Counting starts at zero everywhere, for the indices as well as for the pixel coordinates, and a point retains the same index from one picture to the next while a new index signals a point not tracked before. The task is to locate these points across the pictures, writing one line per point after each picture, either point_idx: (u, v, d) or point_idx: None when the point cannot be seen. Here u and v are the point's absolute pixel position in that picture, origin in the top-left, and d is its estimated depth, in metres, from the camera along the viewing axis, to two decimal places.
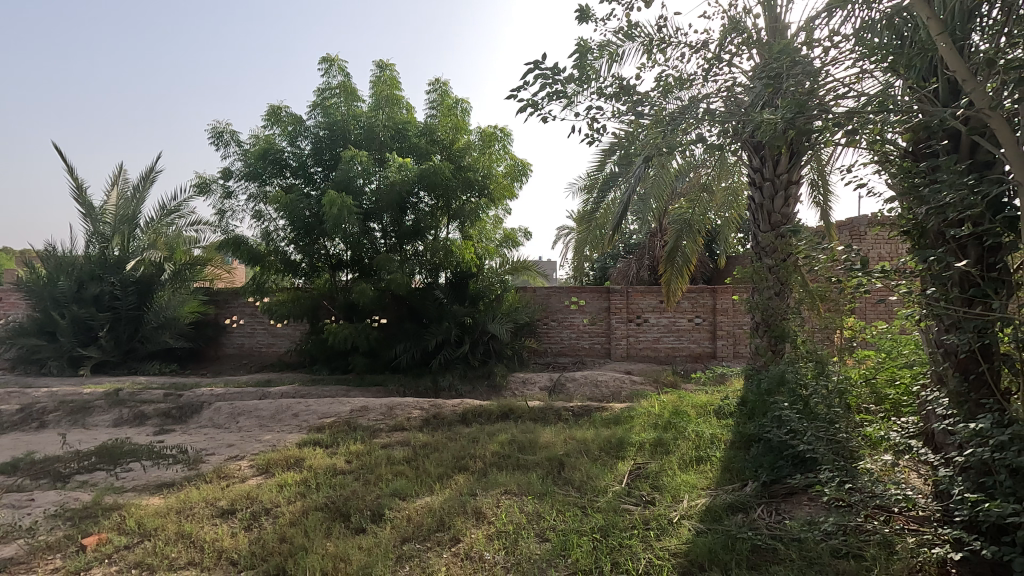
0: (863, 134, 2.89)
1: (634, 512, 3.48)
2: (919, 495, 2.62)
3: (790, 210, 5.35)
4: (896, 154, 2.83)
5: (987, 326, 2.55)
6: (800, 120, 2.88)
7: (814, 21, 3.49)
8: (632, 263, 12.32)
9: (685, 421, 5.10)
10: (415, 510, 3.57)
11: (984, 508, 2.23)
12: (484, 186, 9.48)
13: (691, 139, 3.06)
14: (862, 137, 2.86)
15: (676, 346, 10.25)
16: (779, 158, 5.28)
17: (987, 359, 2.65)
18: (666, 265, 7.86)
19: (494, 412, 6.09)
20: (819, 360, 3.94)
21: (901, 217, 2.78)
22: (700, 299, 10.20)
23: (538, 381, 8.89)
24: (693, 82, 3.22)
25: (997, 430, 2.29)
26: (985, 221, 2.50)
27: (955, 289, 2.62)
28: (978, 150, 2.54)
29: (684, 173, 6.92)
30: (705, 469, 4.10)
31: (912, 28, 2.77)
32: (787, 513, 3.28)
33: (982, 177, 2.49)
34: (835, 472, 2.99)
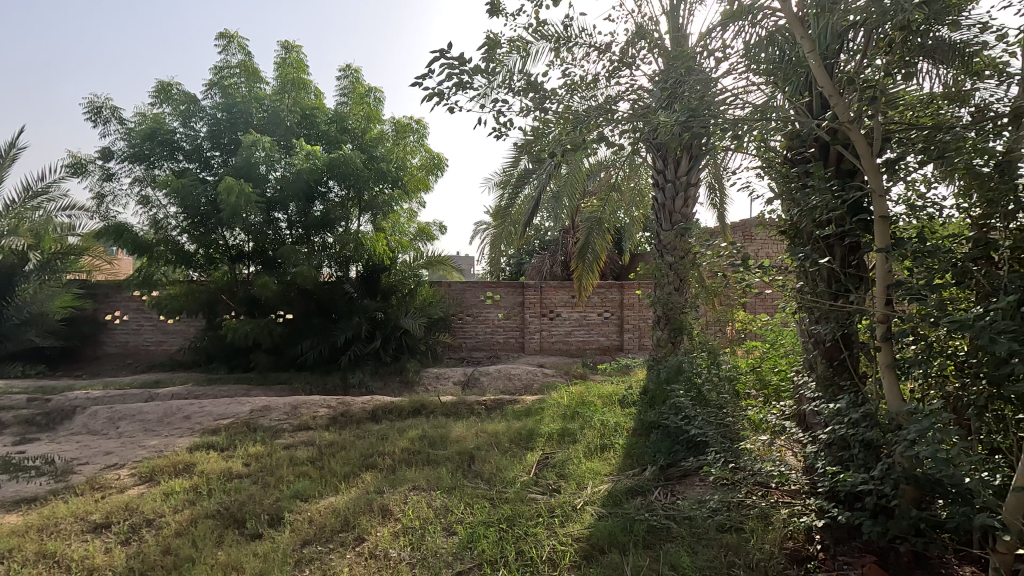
0: (749, 140, 3.11)
1: (540, 500, 3.57)
2: (790, 471, 2.90)
3: (688, 210, 5.68)
4: (775, 162, 3.10)
5: (848, 317, 2.86)
6: (693, 124, 3.08)
7: (707, 34, 3.74)
8: (546, 260, 12.60)
9: (591, 411, 5.30)
10: (317, 512, 3.43)
11: (840, 478, 2.51)
12: (398, 177, 9.25)
13: (594, 138, 3.16)
14: (748, 144, 3.09)
15: (586, 339, 10.61)
16: (679, 161, 5.60)
17: (847, 346, 2.98)
18: (578, 261, 8.08)
19: (405, 408, 5.99)
20: (710, 350, 4.27)
21: (780, 218, 3.06)
22: (608, 294, 10.67)
23: (452, 376, 8.73)
24: (599, 83, 3.33)
25: (852, 409, 2.61)
26: (846, 223, 2.79)
27: (822, 285, 2.93)
28: (842, 160, 2.85)
29: (595, 171, 7.13)
30: (608, 456, 4.27)
31: (791, 46, 3.06)
32: (681, 494, 3.49)
33: (844, 184, 2.78)
34: (721, 453, 3.24)
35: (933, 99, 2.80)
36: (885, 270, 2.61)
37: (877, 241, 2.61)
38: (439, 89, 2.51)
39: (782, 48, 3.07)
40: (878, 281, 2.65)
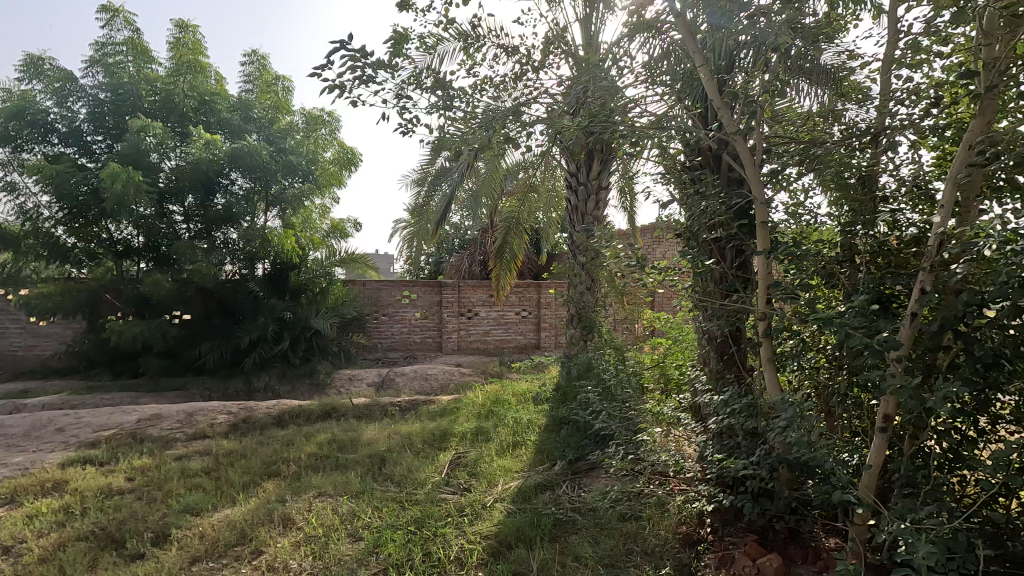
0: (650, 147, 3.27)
1: (450, 500, 3.56)
2: (685, 459, 3.08)
3: (600, 212, 5.89)
4: (671, 169, 3.29)
5: (736, 315, 3.08)
6: (597, 129, 3.19)
7: (615, 44, 3.89)
8: (464, 258, 12.59)
9: (505, 408, 5.36)
10: (210, 526, 3.21)
11: (726, 465, 2.70)
12: (309, 172, 8.95)
13: (504, 139, 3.18)
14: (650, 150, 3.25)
15: (504, 338, 10.72)
16: (591, 164, 5.79)
17: (737, 341, 3.20)
18: (495, 260, 8.11)
19: (314, 411, 5.76)
20: (616, 347, 4.45)
21: (678, 222, 3.24)
22: (526, 293, 10.85)
23: (366, 378, 8.44)
24: (510, 84, 3.36)
25: (737, 400, 2.82)
26: (734, 227, 3.01)
27: (713, 285, 3.15)
28: (730, 169, 3.08)
29: (513, 172, 7.20)
30: (520, 452, 4.34)
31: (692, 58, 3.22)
32: (587, 486, 3.61)
33: (732, 192, 3.00)
34: (623, 445, 3.39)
35: (810, 116, 3.08)
36: (766, 271, 2.85)
37: (759, 243, 2.84)
38: (340, 81, 2.43)
39: (680, 60, 3.24)
40: (761, 281, 2.87)
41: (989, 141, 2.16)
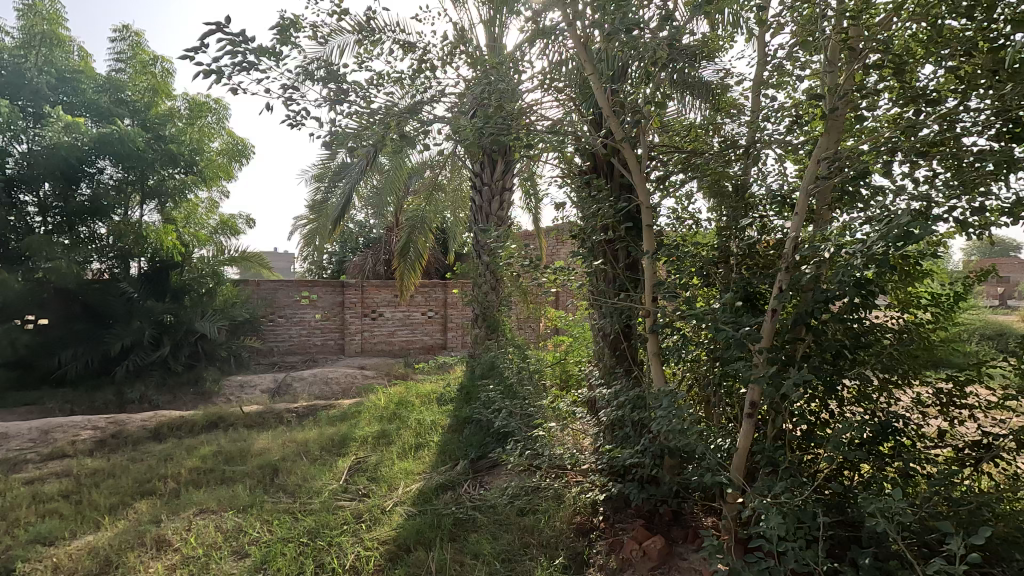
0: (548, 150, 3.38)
1: (348, 507, 3.45)
2: (580, 452, 3.21)
3: (504, 213, 5.98)
4: (567, 173, 3.41)
5: (628, 312, 3.28)
6: (491, 130, 3.25)
7: (517, 48, 3.95)
8: (369, 257, 12.24)
9: (408, 410, 5.28)
10: (66, 556, 2.85)
11: (615, 455, 2.85)
12: (193, 162, 8.42)
13: (403, 136, 3.13)
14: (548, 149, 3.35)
15: (410, 338, 10.56)
16: (495, 165, 5.86)
17: (628, 337, 3.40)
18: (399, 259, 7.93)
19: (198, 422, 5.32)
20: (518, 346, 4.54)
21: (574, 223, 3.38)
22: (432, 293, 10.77)
23: (259, 384, 7.91)
24: (411, 81, 3.30)
25: (626, 393, 2.99)
26: (623, 230, 3.21)
27: (605, 284, 3.33)
28: (620, 174, 3.25)
29: (418, 170, 7.11)
30: (422, 454, 4.29)
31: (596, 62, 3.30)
32: (488, 484, 3.65)
33: (622, 196, 3.20)
34: (523, 442, 3.47)
35: (694, 127, 3.31)
36: (652, 271, 3.06)
37: (645, 244, 3.06)
38: (218, 67, 2.28)
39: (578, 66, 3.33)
40: (648, 280, 3.08)
41: (833, 157, 2.46)
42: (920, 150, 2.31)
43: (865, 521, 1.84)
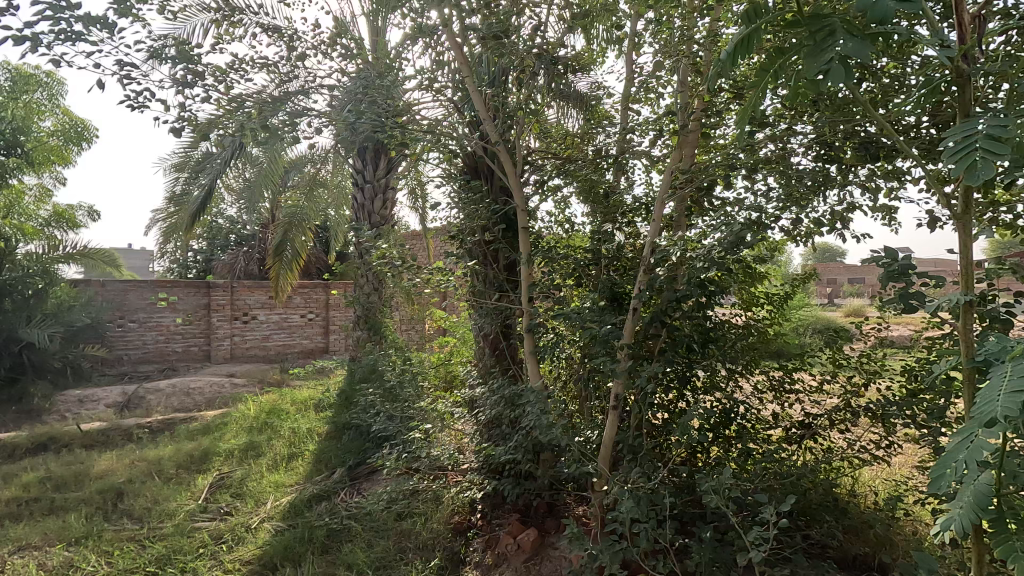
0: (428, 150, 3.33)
1: (207, 528, 3.17)
2: (460, 453, 3.23)
3: (387, 212, 5.84)
4: (448, 176, 3.42)
5: (506, 312, 3.37)
6: (361, 126, 3.14)
7: (400, 45, 3.87)
8: (242, 256, 11.34)
9: (282, 419, 4.96)
10: None
11: (492, 453, 2.91)
12: (16, 144, 7.05)
13: (269, 127, 2.93)
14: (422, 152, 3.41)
15: (287, 342, 9.94)
16: (378, 163, 5.70)
17: (507, 337, 3.49)
18: (274, 258, 7.40)
19: (21, 446, 4.59)
20: (400, 348, 4.45)
21: (455, 225, 3.42)
22: (312, 294, 10.23)
23: (104, 399, 6.98)
24: (279, 69, 3.09)
25: (504, 392, 3.06)
26: (501, 232, 3.36)
27: (485, 285, 3.39)
28: (499, 177, 3.32)
29: (296, 164, 6.72)
30: (295, 465, 4.06)
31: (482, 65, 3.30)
32: (366, 491, 3.54)
33: (498, 199, 3.34)
34: (402, 446, 3.41)
35: (570, 134, 3.41)
36: (528, 272, 3.19)
37: (521, 247, 3.22)
38: (31, 35, 2.04)
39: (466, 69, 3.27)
40: (524, 280, 3.21)
41: (686, 169, 2.72)
42: (756, 166, 2.60)
43: (702, 498, 2.04)
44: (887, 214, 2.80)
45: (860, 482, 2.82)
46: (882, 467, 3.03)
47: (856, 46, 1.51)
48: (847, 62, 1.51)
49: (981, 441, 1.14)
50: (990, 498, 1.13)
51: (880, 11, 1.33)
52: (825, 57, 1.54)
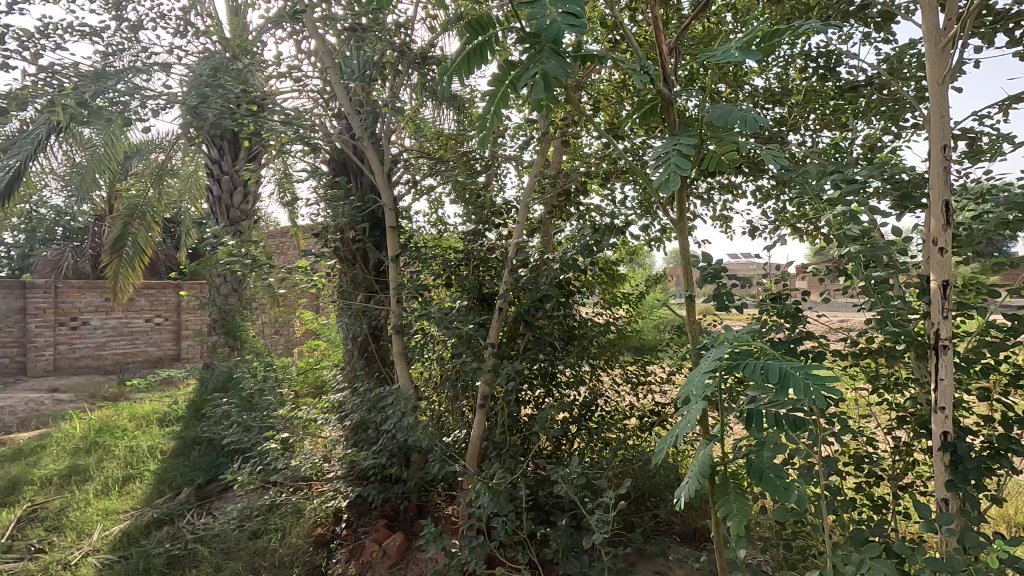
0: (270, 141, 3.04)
1: (11, 570, 2.71)
2: (324, 461, 3.09)
3: (248, 206, 5.42)
4: (313, 170, 3.26)
5: (375, 314, 3.29)
6: (208, 110, 2.85)
7: (259, 28, 3.60)
8: (71, 253, 9.85)
9: (117, 438, 4.39)
10: None
11: (357, 459, 2.82)
12: None
13: (93, 106, 2.57)
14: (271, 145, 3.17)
15: (128, 350, 8.80)
16: (237, 153, 5.26)
17: (376, 339, 3.41)
18: (110, 255, 6.52)
19: None
20: (261, 353, 4.16)
21: (319, 223, 3.27)
22: (161, 296, 9.16)
23: None
24: (107, 41, 2.72)
25: (371, 397, 2.98)
26: (368, 231, 3.30)
27: (353, 287, 3.29)
28: (367, 174, 3.23)
29: (139, 150, 5.98)
30: (132, 488, 3.62)
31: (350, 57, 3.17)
32: (217, 510, 3.26)
33: (365, 198, 3.26)
34: (259, 458, 3.19)
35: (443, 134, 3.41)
36: (397, 271, 3.16)
37: (389, 246, 3.17)
38: None
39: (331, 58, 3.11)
40: (393, 280, 3.16)
41: (550, 174, 2.84)
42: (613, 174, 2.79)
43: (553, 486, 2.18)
44: (722, 223, 3.16)
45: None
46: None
47: (555, 66, 1.69)
48: (547, 80, 1.69)
49: (690, 422, 1.36)
50: (706, 470, 1.34)
51: (551, 34, 1.57)
52: (531, 71, 1.72)
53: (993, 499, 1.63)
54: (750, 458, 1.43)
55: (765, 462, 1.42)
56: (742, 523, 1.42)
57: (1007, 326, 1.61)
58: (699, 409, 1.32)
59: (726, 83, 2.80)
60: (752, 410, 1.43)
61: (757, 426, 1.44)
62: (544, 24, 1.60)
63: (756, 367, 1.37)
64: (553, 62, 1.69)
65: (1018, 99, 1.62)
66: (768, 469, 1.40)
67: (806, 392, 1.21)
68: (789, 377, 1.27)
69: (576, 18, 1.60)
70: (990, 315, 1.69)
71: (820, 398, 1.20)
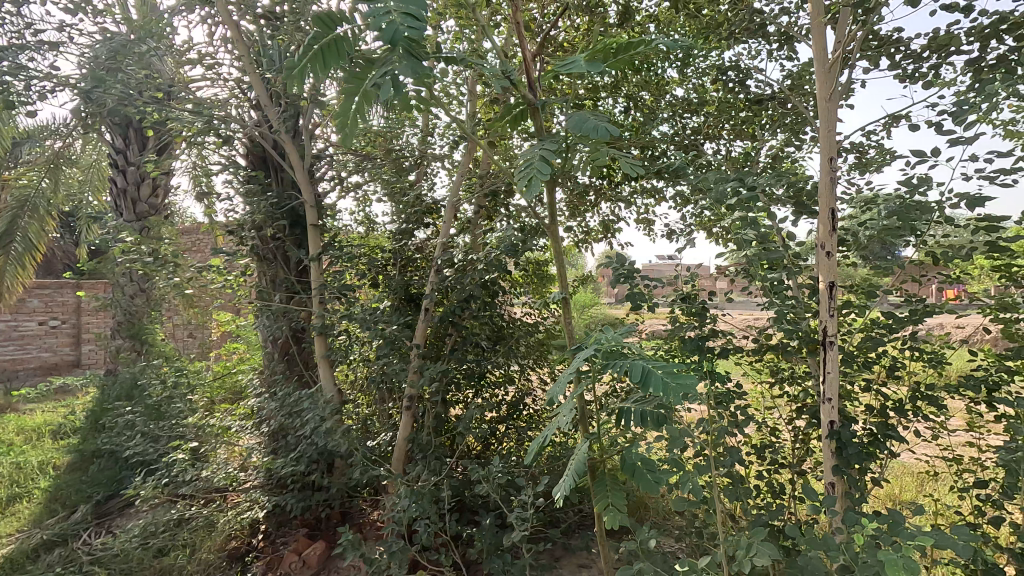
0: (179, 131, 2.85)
1: None
2: (239, 471, 2.94)
3: (157, 201, 5.06)
4: (228, 164, 3.09)
5: (296, 315, 3.17)
6: (106, 96, 2.64)
7: (169, 10, 3.37)
8: None
9: (1, 453, 3.98)
10: None
11: (274, 468, 2.71)
12: None
13: None
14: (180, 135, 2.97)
15: (17, 357, 7.99)
16: (145, 143, 4.90)
17: (297, 341, 3.28)
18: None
19: None
20: (171, 358, 3.90)
21: (235, 220, 3.10)
22: (57, 296, 8.39)
23: None
24: None
25: (289, 402, 2.86)
26: (288, 229, 3.17)
27: (272, 287, 3.15)
28: (287, 169, 3.10)
29: (30, 135, 5.44)
30: (17, 508, 3.29)
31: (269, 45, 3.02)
32: (119, 527, 3.02)
33: (285, 194, 3.13)
34: (167, 470, 2.99)
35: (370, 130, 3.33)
36: (318, 272, 3.05)
37: (311, 245, 3.06)
38: None
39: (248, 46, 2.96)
40: (314, 281, 3.05)
41: (477, 175, 2.84)
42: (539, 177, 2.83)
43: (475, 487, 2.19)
44: (645, 226, 3.28)
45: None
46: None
47: (407, 65, 1.41)
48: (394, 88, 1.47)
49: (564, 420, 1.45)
50: (583, 467, 1.31)
51: (386, 31, 1.35)
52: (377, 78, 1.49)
53: (873, 481, 1.79)
54: (625, 454, 1.51)
55: (639, 459, 1.51)
56: (616, 514, 1.53)
57: (887, 323, 1.77)
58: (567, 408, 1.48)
59: (648, 91, 2.89)
60: (622, 407, 1.54)
61: (628, 424, 1.54)
62: (380, 18, 1.37)
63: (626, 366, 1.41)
64: (403, 59, 1.41)
65: (897, 118, 1.78)
66: (640, 464, 1.48)
67: (665, 388, 1.26)
68: (650, 375, 1.32)
69: (416, 20, 1.39)
70: (873, 314, 1.86)
71: (678, 393, 1.26)
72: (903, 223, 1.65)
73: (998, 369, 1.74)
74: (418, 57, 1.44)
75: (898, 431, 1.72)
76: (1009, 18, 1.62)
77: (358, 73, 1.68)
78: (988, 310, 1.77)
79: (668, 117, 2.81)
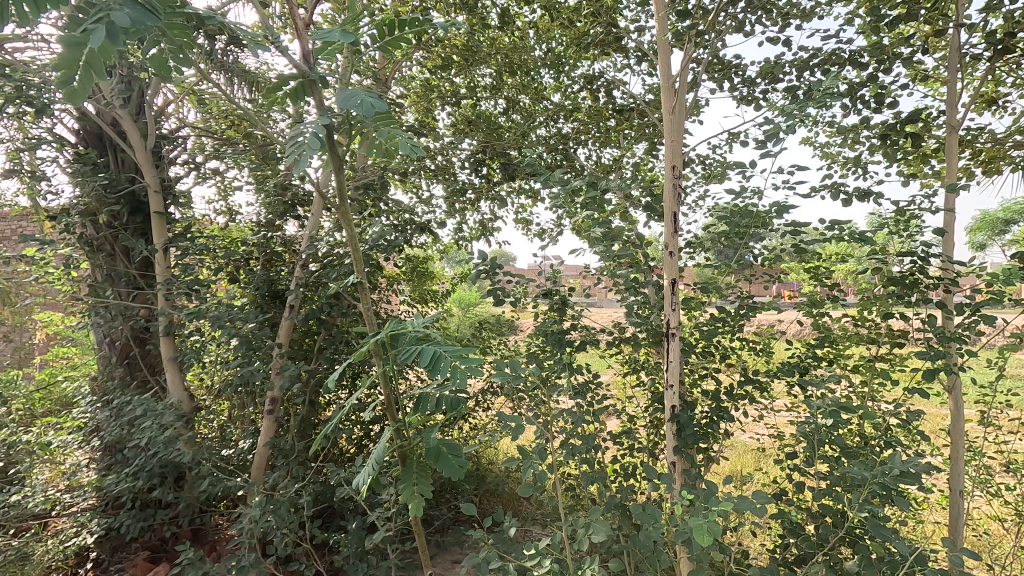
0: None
1: None
2: (62, 492, 2.56)
3: None
4: (51, 139, 2.67)
5: (138, 315, 2.82)
6: None
7: None
8: None
9: None
10: None
11: (106, 485, 2.39)
12: None
13: None
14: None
15: None
16: None
17: (139, 343, 2.92)
18: None
19: None
20: None
21: (60, 205, 2.69)
22: None
23: None
24: None
25: (125, 412, 2.54)
26: (127, 218, 2.81)
27: (108, 283, 2.78)
28: (125, 149, 2.74)
29: None
30: None
31: None
32: None
33: (122, 178, 2.76)
34: None
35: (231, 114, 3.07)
36: (164, 265, 2.74)
37: (154, 236, 2.72)
38: None
39: None
40: (158, 275, 2.73)
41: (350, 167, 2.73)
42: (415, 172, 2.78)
43: (336, 490, 2.10)
44: (523, 227, 3.36)
45: (508, 447, 3.34)
46: (528, 428, 3.65)
47: (132, 14, 0.92)
48: (119, 38, 0.91)
49: (352, 411, 1.18)
50: (380, 457, 1.13)
51: None
52: (88, 24, 0.89)
53: (708, 459, 1.99)
54: (426, 438, 1.26)
55: (445, 441, 1.26)
56: (422, 505, 1.23)
57: (723, 318, 1.98)
58: (342, 396, 1.18)
59: (527, 95, 2.94)
60: (419, 393, 1.27)
61: (430, 409, 1.27)
62: None
63: (418, 352, 1.20)
64: (127, 4, 0.92)
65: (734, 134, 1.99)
66: (444, 447, 1.24)
67: (452, 375, 1.09)
68: (441, 359, 1.13)
69: None
70: (711, 310, 2.05)
71: (466, 377, 1.08)
72: (732, 227, 1.85)
73: (808, 356, 2.00)
74: (153, 4, 0.96)
75: (729, 413, 1.92)
76: (821, 54, 1.88)
77: (77, 26, 0.98)
78: (802, 306, 2.03)
79: (543, 121, 2.90)
